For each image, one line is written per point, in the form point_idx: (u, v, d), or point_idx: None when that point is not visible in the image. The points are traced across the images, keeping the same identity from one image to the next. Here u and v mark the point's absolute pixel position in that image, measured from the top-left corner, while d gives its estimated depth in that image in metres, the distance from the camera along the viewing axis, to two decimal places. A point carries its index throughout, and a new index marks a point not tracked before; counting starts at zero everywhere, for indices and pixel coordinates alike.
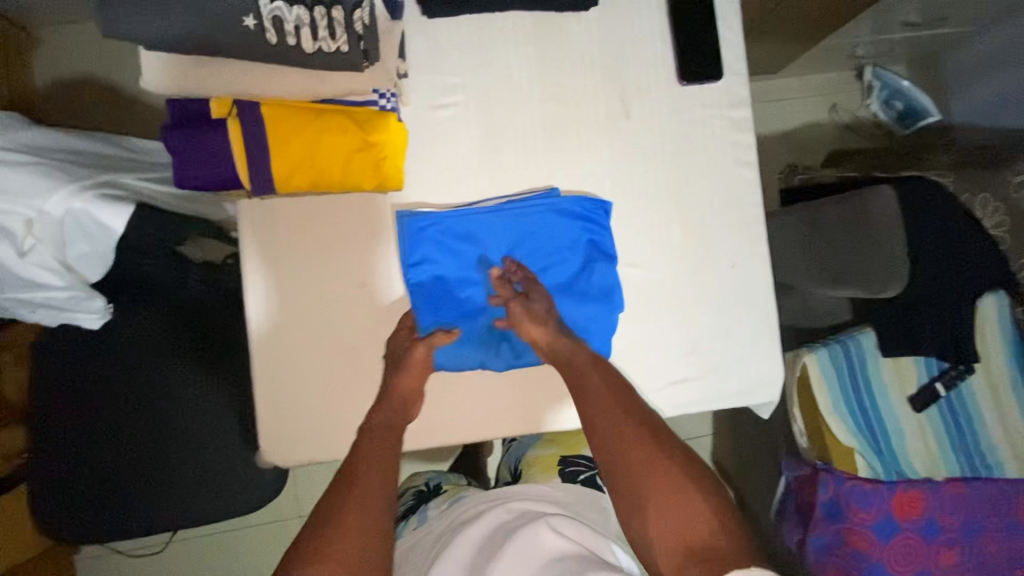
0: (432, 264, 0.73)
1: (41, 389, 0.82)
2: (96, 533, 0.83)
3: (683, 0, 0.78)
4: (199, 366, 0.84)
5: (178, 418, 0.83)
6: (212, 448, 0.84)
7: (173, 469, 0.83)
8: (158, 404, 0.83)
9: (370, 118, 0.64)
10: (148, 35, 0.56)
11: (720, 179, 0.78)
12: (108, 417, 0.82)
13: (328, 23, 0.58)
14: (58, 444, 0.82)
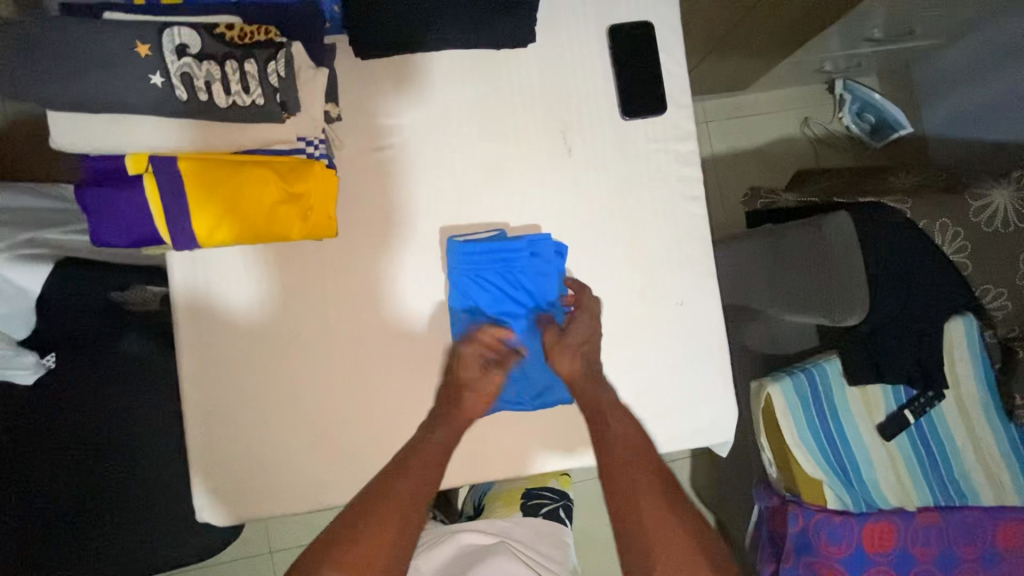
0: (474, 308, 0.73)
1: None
2: None
3: (624, 34, 0.76)
4: (135, 411, 0.77)
5: (104, 472, 0.75)
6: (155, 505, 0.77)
7: (95, 530, 0.74)
8: (79, 456, 0.74)
9: (293, 169, 0.63)
10: (48, 97, 0.54)
11: (668, 214, 0.76)
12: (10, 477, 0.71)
13: (241, 77, 0.57)
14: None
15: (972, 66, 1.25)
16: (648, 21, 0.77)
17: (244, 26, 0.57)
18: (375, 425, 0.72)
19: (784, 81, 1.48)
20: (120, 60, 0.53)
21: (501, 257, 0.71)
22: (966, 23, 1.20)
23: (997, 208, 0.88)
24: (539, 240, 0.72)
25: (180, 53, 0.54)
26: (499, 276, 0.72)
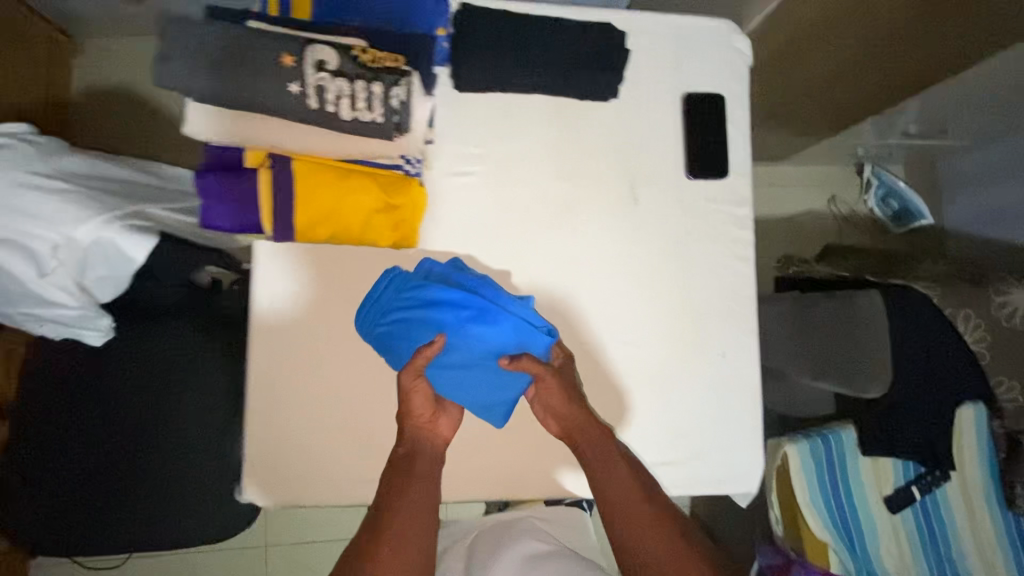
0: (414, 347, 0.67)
1: (26, 395, 0.82)
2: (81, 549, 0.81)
3: (698, 101, 0.84)
4: (200, 388, 0.82)
5: (164, 442, 0.82)
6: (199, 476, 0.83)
7: (147, 492, 0.82)
8: (143, 422, 0.81)
9: (394, 183, 0.68)
10: (196, 90, 0.59)
11: (720, 270, 0.82)
12: (88, 431, 0.81)
13: (368, 96, 0.62)
14: (33, 443, 0.81)
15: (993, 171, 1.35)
16: (721, 93, 0.85)
17: (376, 51, 0.63)
18: None
19: (819, 157, 1.58)
20: (267, 67, 0.59)
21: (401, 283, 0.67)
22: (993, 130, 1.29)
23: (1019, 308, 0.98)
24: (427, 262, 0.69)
25: (319, 68, 0.60)
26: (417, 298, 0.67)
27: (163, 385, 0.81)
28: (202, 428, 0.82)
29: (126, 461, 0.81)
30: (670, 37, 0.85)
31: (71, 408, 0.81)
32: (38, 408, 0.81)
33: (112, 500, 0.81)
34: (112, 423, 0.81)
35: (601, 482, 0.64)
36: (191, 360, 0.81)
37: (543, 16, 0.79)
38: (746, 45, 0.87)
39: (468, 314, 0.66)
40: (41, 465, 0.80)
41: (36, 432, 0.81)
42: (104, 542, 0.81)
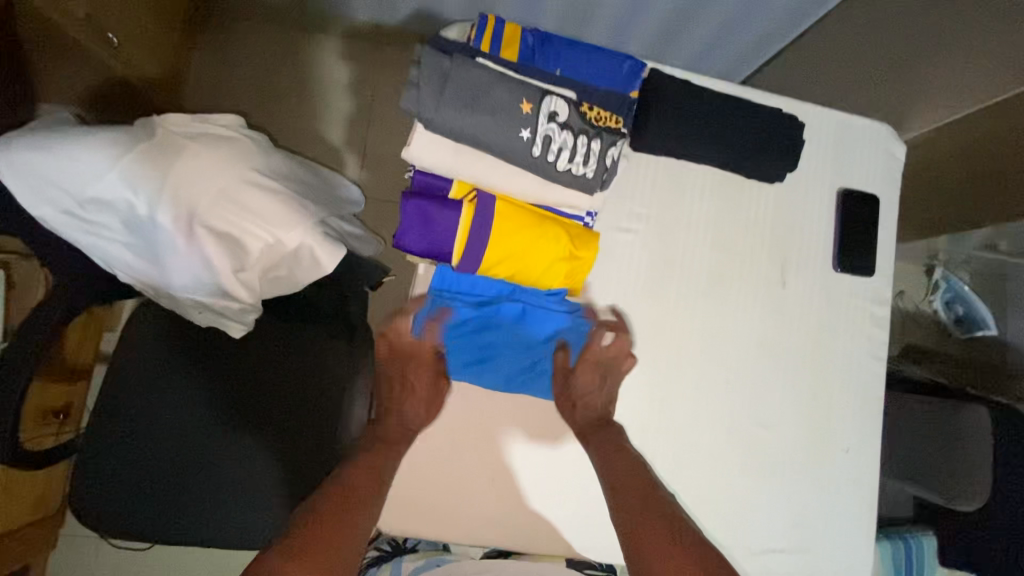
0: (467, 358, 0.73)
1: (134, 358, 0.85)
2: (132, 526, 0.82)
3: (854, 198, 0.86)
4: (294, 388, 0.86)
5: (250, 436, 0.85)
6: (260, 479, 0.84)
7: (221, 485, 0.83)
8: (231, 413, 0.85)
9: (581, 235, 0.70)
10: (434, 121, 0.61)
11: (854, 365, 0.84)
12: (176, 416, 0.84)
13: (586, 152, 0.64)
14: (124, 406, 0.84)
15: None
16: (875, 193, 0.87)
17: (599, 110, 0.66)
18: (557, 477, 0.76)
19: None
20: (505, 111, 0.61)
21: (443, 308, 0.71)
22: None
23: None
24: (448, 273, 0.71)
25: (550, 118, 0.62)
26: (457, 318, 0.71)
27: (259, 381, 0.86)
28: (284, 430, 0.85)
29: (208, 451, 0.84)
30: (837, 130, 0.87)
31: (165, 391, 0.85)
32: (131, 386, 0.84)
33: (187, 487, 0.83)
34: (202, 412, 0.85)
35: (618, 474, 0.68)
36: (298, 361, 0.86)
37: (729, 93, 0.80)
38: (903, 151, 0.90)
39: (523, 313, 0.72)
40: (123, 444, 0.83)
41: (125, 410, 0.84)
42: (168, 531, 0.82)
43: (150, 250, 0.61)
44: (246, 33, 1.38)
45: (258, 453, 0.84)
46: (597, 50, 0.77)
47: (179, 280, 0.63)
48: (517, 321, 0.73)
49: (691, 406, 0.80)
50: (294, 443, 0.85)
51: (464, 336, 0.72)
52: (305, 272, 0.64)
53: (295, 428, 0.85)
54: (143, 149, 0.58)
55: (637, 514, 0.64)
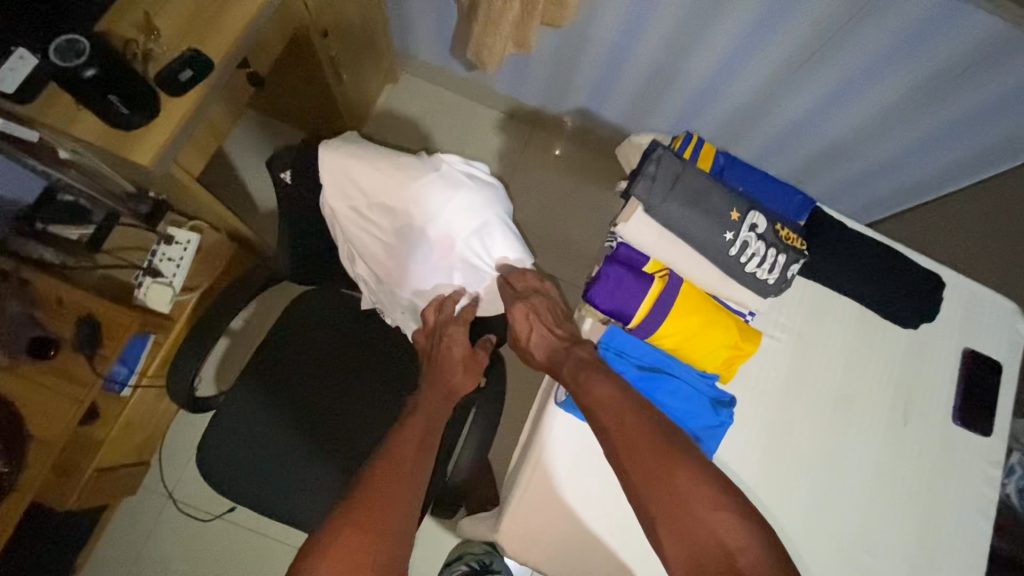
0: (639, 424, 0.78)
1: (286, 333, 1.03)
2: (229, 472, 0.96)
3: (978, 358, 0.93)
4: (385, 397, 1.01)
5: (348, 435, 0.99)
6: (346, 471, 0.97)
7: (300, 465, 0.97)
8: (326, 405, 1.00)
9: (746, 330, 0.79)
10: (657, 208, 0.73)
11: (962, 518, 0.86)
12: (283, 396, 1.00)
13: (773, 262, 0.75)
14: (263, 370, 1.01)
15: None
16: (998, 360, 0.94)
17: (788, 230, 0.77)
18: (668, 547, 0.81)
19: None
20: (717, 213, 0.73)
21: None
22: None
23: None
24: (618, 334, 0.79)
25: (751, 228, 0.74)
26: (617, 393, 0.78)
27: (358, 384, 1.01)
28: (379, 433, 0.99)
29: (308, 436, 0.99)
30: (967, 295, 0.96)
31: (281, 373, 1.01)
32: (256, 362, 1.02)
33: (272, 460, 0.97)
34: (302, 397, 1.00)
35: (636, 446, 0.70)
36: (411, 377, 1.02)
37: (878, 241, 0.92)
38: None
39: (661, 358, 0.79)
40: (246, 408, 0.99)
41: (246, 380, 1.00)
42: (247, 493, 0.95)
43: (402, 249, 0.82)
44: (430, 96, 1.64)
45: (338, 447, 0.98)
46: (773, 181, 0.91)
47: (410, 276, 0.84)
48: (654, 375, 0.79)
49: (802, 513, 0.84)
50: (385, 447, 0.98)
51: None
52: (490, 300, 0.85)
53: (374, 430, 0.99)
54: (426, 176, 0.77)
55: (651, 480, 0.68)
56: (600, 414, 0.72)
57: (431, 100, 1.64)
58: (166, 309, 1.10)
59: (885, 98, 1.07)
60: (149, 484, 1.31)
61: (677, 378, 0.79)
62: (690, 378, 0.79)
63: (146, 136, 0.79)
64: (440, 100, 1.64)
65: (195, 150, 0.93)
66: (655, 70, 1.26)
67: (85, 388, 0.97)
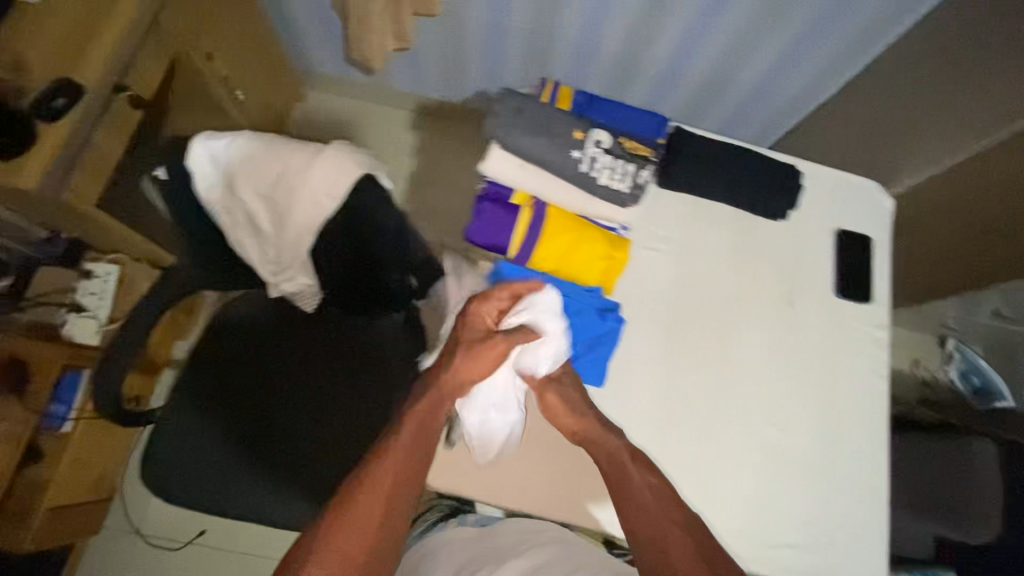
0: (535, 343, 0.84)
1: (218, 341, 1.03)
2: (182, 484, 0.98)
3: (848, 236, 1.00)
4: (328, 387, 1.03)
5: (296, 430, 1.01)
6: (299, 464, 1.00)
7: (294, 473, 0.99)
8: (304, 413, 1.02)
9: (615, 240, 0.85)
10: (508, 139, 0.80)
11: (858, 379, 0.92)
12: (256, 413, 1.01)
13: (623, 172, 0.81)
14: (203, 380, 1.02)
15: None
16: (868, 234, 1.01)
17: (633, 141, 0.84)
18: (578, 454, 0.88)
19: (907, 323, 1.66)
20: (559, 134, 0.80)
21: None
22: None
23: None
24: (505, 266, 0.82)
25: (596, 143, 0.80)
26: None
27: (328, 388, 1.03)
28: (326, 423, 1.01)
29: (257, 438, 1.00)
30: (831, 182, 1.03)
31: (230, 384, 1.02)
32: (218, 388, 1.02)
33: (247, 471, 0.99)
34: (276, 410, 1.01)
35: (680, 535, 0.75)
36: (353, 361, 1.04)
37: (737, 146, 0.99)
38: (892, 202, 1.05)
39: (545, 282, 0.83)
40: (191, 420, 1.00)
41: (214, 408, 1.01)
42: (249, 509, 0.98)
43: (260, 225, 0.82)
44: (339, 107, 1.70)
45: (310, 446, 1.01)
46: (630, 109, 0.97)
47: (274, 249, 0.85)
48: None
49: (708, 404, 0.89)
50: (333, 432, 1.01)
51: None
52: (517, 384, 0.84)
53: (322, 420, 1.01)
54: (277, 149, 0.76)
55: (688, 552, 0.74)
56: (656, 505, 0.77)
57: (340, 110, 1.70)
58: (95, 340, 1.16)
59: (735, 21, 1.17)
60: (116, 524, 1.33)
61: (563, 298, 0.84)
62: (575, 294, 0.84)
63: (25, 166, 0.84)
64: (348, 109, 1.70)
65: (86, 176, 0.96)
66: (534, 40, 1.34)
67: (18, 424, 1.00)
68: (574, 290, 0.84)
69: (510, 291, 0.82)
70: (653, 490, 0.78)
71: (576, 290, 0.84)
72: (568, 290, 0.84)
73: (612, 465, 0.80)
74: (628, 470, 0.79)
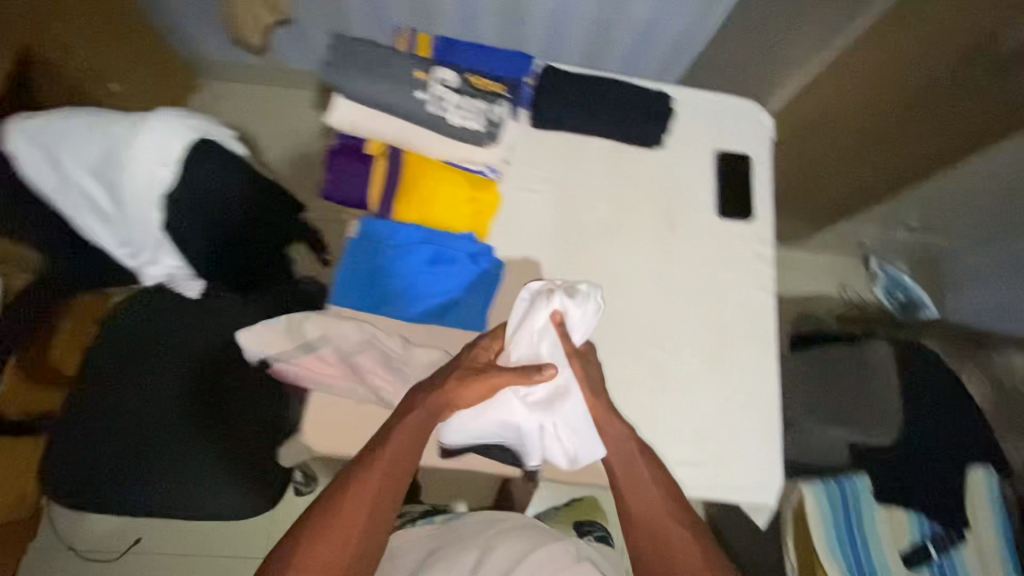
0: (405, 297, 0.82)
1: (115, 338, 1.02)
2: (82, 485, 0.95)
3: (728, 157, 1.00)
4: (227, 371, 1.01)
5: (195, 418, 0.99)
6: (200, 451, 0.97)
7: (211, 465, 0.97)
8: (220, 402, 1.00)
9: (479, 181, 0.83)
10: (349, 87, 0.78)
11: (744, 296, 0.93)
12: (169, 407, 0.99)
13: (474, 110, 0.80)
14: (102, 379, 1.00)
15: None
16: (748, 153, 1.01)
17: (483, 79, 0.83)
18: None
19: (827, 248, 1.69)
20: (401, 77, 0.78)
21: (359, 277, 0.82)
22: None
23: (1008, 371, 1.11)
24: (367, 223, 0.81)
25: (441, 82, 0.79)
26: (371, 275, 0.82)
27: (244, 376, 1.02)
28: (225, 408, 1.00)
29: (157, 431, 0.98)
30: (709, 106, 1.03)
31: (130, 380, 1.00)
32: (128, 387, 0.99)
33: (149, 464, 0.96)
34: (188, 405, 0.99)
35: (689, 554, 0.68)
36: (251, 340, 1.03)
37: (608, 79, 0.98)
38: (770, 120, 1.05)
39: (408, 232, 0.81)
40: (90, 421, 0.98)
41: (125, 406, 0.98)
42: (171, 504, 0.95)
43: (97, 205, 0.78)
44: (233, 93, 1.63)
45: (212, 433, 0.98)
46: (493, 50, 0.95)
47: (123, 231, 0.81)
48: (404, 248, 0.81)
49: (598, 337, 0.89)
50: (235, 416, 1.00)
51: (385, 283, 0.82)
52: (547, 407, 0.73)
53: (222, 407, 1.00)
54: (92, 121, 0.74)
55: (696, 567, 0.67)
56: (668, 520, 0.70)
57: (235, 96, 1.63)
58: None
59: None
60: (46, 543, 1.29)
61: (427, 245, 0.82)
62: (440, 240, 0.82)
63: None
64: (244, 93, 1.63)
65: None
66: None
67: None
68: (439, 237, 0.82)
69: (370, 244, 0.81)
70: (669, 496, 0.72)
71: (441, 237, 0.82)
72: (431, 237, 0.82)
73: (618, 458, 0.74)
74: (637, 461, 0.73)
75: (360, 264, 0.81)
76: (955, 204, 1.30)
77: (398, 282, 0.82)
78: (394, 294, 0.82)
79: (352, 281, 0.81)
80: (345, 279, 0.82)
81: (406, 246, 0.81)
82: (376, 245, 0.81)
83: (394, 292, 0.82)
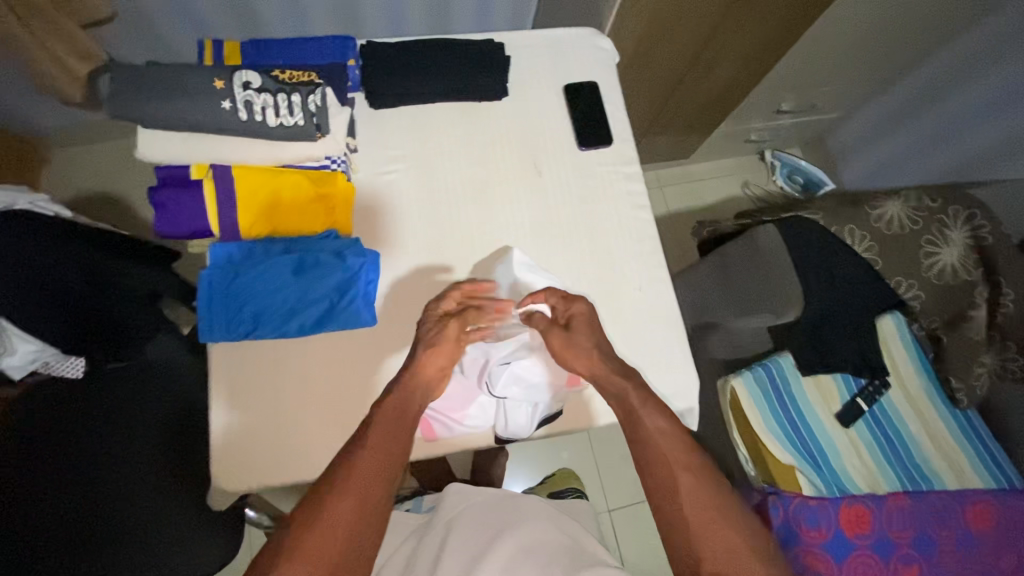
0: (278, 311, 0.79)
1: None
2: None
3: (575, 87, 1.00)
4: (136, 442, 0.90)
5: (111, 501, 0.87)
6: (123, 535, 0.85)
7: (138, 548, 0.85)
8: (124, 476, 0.88)
9: (323, 177, 0.81)
10: (151, 115, 0.75)
11: (623, 218, 0.94)
12: (78, 489, 0.86)
13: (289, 105, 0.77)
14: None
15: (879, 126, 1.51)
16: (593, 79, 1.01)
17: (292, 72, 0.79)
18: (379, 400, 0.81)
19: (722, 152, 1.72)
20: (203, 92, 0.75)
21: (221, 302, 0.77)
22: (864, 93, 1.46)
23: (890, 216, 1.12)
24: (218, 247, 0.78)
25: (245, 86, 0.76)
26: (233, 297, 0.78)
27: (152, 443, 0.91)
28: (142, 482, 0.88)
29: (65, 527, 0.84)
30: (544, 43, 1.02)
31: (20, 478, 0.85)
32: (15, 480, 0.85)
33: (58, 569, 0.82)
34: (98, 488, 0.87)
35: (687, 497, 0.61)
36: (153, 401, 0.92)
37: (434, 42, 0.96)
38: (608, 42, 1.06)
39: (267, 248, 0.79)
40: None
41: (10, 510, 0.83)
42: None
43: None
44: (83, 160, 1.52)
45: (134, 512, 0.87)
46: (306, 40, 0.91)
47: None
48: (263, 262, 0.78)
49: None
50: (157, 485, 0.89)
51: (251, 302, 0.78)
52: (526, 353, 0.78)
53: (140, 480, 0.88)
54: None
55: (698, 506, 0.60)
56: (663, 457, 0.63)
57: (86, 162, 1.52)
58: None
59: None
60: None
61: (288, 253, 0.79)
62: (302, 246, 0.80)
63: None
64: None
65: None
66: (232, 13, 1.18)
67: None
68: (300, 243, 0.80)
69: (225, 267, 0.77)
70: (665, 434, 0.65)
71: (303, 243, 0.80)
72: (291, 245, 0.80)
73: (635, 437, 0.66)
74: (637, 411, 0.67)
75: (218, 288, 0.77)
76: (815, 77, 1.34)
77: (264, 297, 0.78)
78: (265, 312, 0.79)
79: (217, 309, 0.78)
80: (208, 308, 0.78)
81: (264, 260, 0.78)
82: (233, 266, 0.77)
83: (264, 309, 0.79)
